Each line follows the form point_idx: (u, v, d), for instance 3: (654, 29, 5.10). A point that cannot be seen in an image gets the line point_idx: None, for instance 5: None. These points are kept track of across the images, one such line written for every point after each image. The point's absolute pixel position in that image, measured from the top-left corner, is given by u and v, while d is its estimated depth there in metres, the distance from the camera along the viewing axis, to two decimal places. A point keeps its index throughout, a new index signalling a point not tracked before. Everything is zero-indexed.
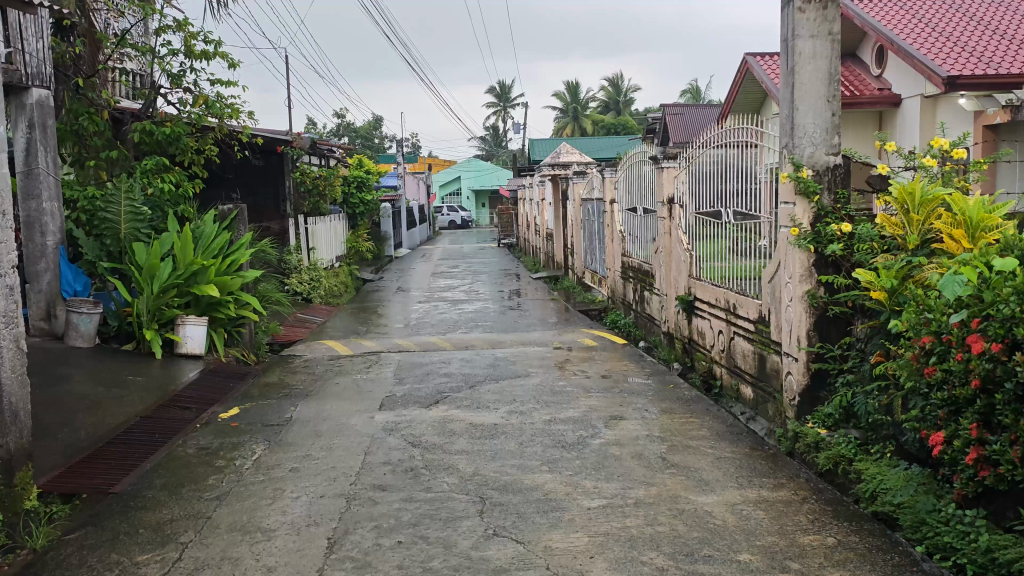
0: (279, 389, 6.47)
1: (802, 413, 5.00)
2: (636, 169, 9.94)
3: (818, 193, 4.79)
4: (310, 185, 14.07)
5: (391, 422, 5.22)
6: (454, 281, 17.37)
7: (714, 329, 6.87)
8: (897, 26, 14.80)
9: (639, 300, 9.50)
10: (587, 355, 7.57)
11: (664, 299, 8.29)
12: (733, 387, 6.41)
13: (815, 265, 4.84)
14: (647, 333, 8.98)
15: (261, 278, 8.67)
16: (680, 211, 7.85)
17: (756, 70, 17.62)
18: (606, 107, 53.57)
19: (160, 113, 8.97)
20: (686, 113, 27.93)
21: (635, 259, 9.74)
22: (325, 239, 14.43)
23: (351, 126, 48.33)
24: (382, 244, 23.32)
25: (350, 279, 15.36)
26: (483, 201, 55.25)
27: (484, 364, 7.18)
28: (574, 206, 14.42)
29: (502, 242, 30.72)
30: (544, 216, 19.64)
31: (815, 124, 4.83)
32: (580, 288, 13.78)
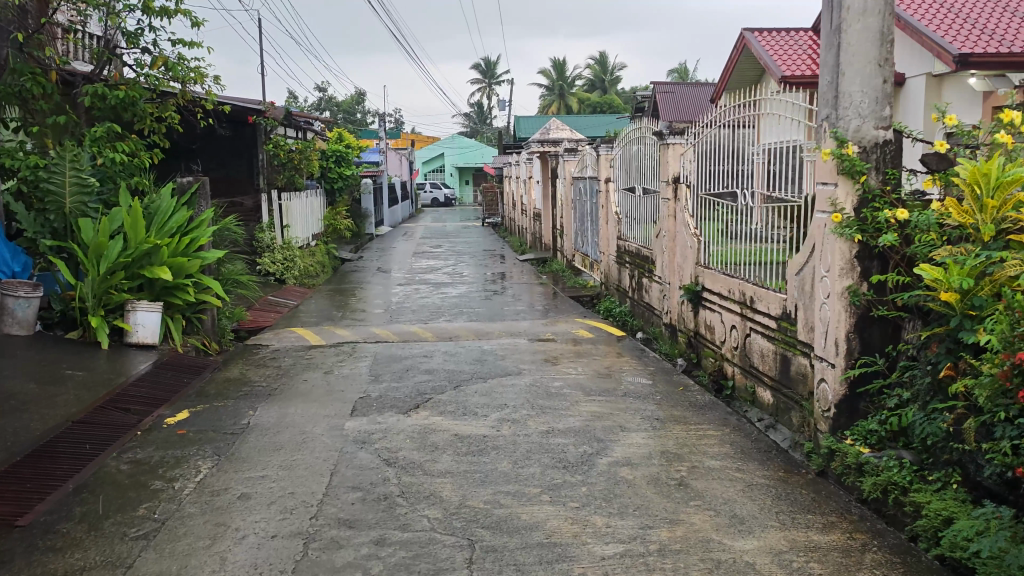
0: (240, 387, 5.74)
1: (837, 427, 4.34)
2: (634, 145, 9.22)
3: (864, 173, 4.09)
4: (285, 159, 13.08)
5: (364, 431, 4.52)
6: (437, 262, 16.62)
7: (725, 324, 6.20)
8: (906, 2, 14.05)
9: (637, 287, 8.81)
10: (583, 348, 6.88)
11: (666, 287, 7.62)
12: (748, 389, 5.75)
13: (858, 257, 4.15)
14: (646, 323, 8.32)
15: (226, 258, 7.90)
16: (687, 191, 7.16)
17: (755, 46, 16.89)
18: (593, 85, 52.70)
19: (114, 76, 8.15)
20: (677, 91, 27.21)
21: (633, 243, 9.05)
22: (300, 216, 13.65)
23: (332, 101, 47.18)
24: (362, 222, 22.54)
25: (327, 259, 14.61)
26: (467, 179, 54.41)
27: (470, 359, 6.47)
28: (564, 185, 13.67)
29: (486, 221, 29.96)
30: (531, 195, 18.89)
31: (863, 93, 4.13)
32: (570, 272, 13.11)
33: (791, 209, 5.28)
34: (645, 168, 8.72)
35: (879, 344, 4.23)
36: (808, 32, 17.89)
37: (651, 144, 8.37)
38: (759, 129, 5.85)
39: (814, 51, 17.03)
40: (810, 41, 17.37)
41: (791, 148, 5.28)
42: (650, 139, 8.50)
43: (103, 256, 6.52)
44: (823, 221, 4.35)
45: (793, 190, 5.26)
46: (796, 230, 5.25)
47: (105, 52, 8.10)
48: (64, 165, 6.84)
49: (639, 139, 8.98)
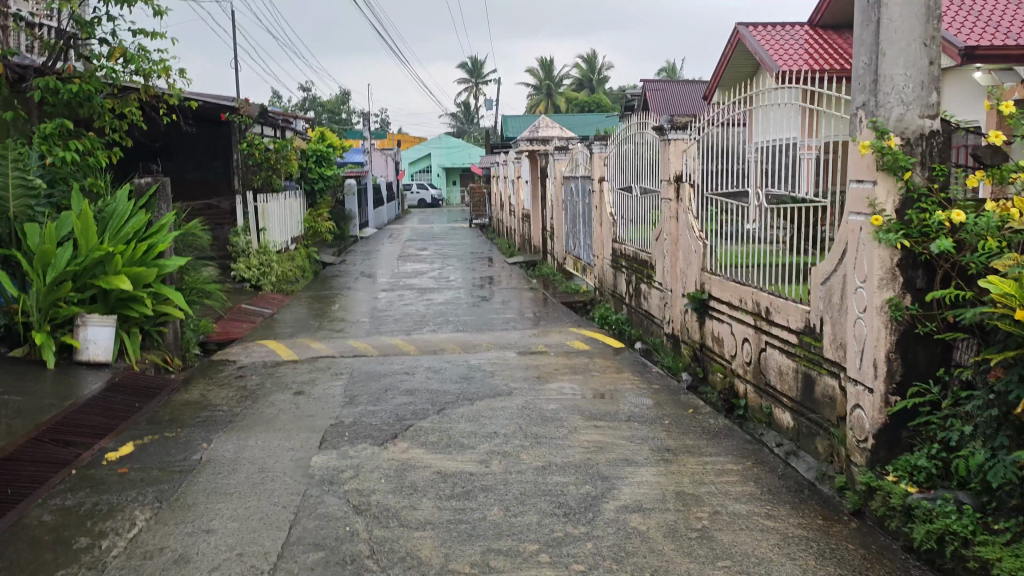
0: (198, 412, 5.13)
1: (875, 461, 3.79)
2: (631, 142, 8.67)
3: (909, 169, 3.55)
4: (261, 159, 12.26)
5: (333, 467, 3.93)
6: (423, 265, 16.05)
7: (735, 336, 5.65)
8: None
9: (635, 294, 8.25)
10: (579, 362, 6.32)
11: (668, 294, 7.06)
12: (762, 409, 5.20)
13: (901, 265, 3.60)
14: (646, 333, 7.77)
15: (189, 266, 7.28)
16: (690, 191, 6.59)
17: (749, 41, 16.37)
18: (580, 85, 52.21)
19: (69, 69, 7.51)
20: (668, 89, 26.72)
21: (630, 246, 8.49)
22: (277, 219, 13.03)
23: (317, 101, 46.47)
24: (345, 225, 21.91)
25: (307, 264, 14.00)
26: (454, 180, 53.82)
27: (455, 376, 5.89)
28: (555, 186, 13.11)
29: (474, 223, 29.36)
30: (520, 195, 18.37)
31: (907, 76, 3.58)
32: (561, 276, 12.56)
33: (790, 209, 4.99)
34: (642, 166, 8.19)
35: (925, 366, 3.68)
36: (803, 28, 17.41)
37: (650, 140, 7.81)
38: (762, 122, 5.41)
39: (810, 46, 16.51)
40: (805, 37, 16.86)
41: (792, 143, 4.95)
42: (648, 135, 7.94)
43: (50, 265, 5.90)
44: (859, 224, 3.80)
45: (790, 187, 4.98)
46: (797, 229, 4.95)
47: (59, 43, 7.47)
48: (7, 164, 6.19)
49: (635, 134, 8.43)
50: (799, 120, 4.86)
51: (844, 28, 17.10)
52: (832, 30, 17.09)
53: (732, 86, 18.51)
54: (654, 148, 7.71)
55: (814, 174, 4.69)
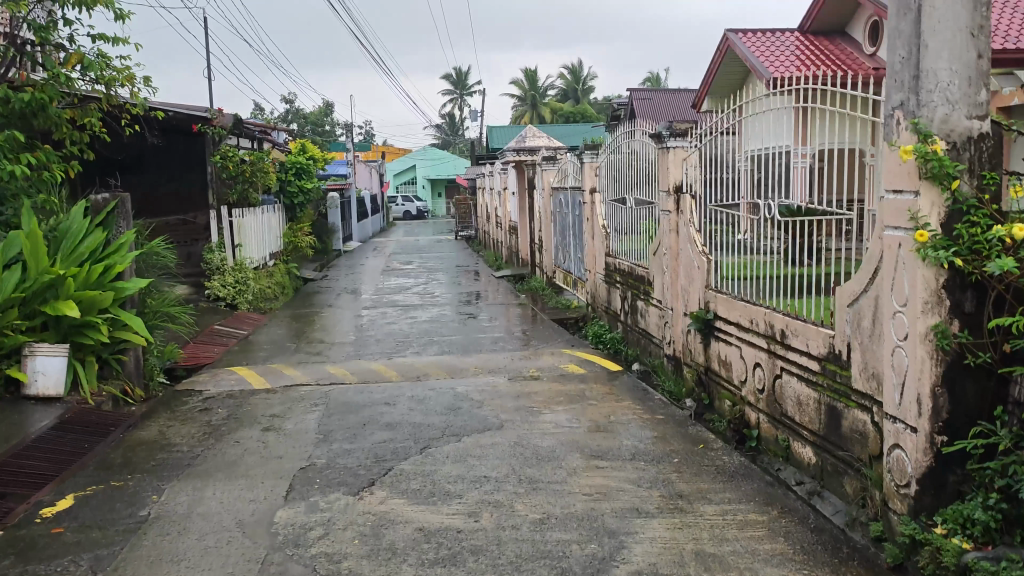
0: (153, 454, 4.61)
1: (919, 510, 3.32)
2: (625, 150, 8.21)
3: (958, 177, 3.10)
4: (236, 171, 11.63)
5: (300, 524, 3.43)
6: (407, 280, 15.56)
7: (745, 361, 5.18)
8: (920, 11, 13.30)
9: (632, 311, 7.78)
10: (575, 388, 5.85)
11: (668, 313, 6.59)
12: (778, 441, 4.73)
13: (948, 287, 3.14)
14: (644, 353, 7.31)
15: (152, 287, 6.75)
16: (691, 203, 6.13)
17: (739, 48, 16.00)
18: (565, 95, 51.94)
19: (21, 76, 7.01)
20: (654, 98, 26.40)
21: (624, 261, 8.04)
22: (255, 234, 12.50)
23: (301, 113, 45.85)
24: (327, 238, 21.38)
25: (287, 280, 13.50)
26: (440, 191, 53.39)
27: (440, 407, 5.39)
28: (543, 197, 12.66)
29: (460, 235, 28.86)
30: (507, 207, 17.89)
31: (952, 71, 3.13)
32: (551, 290, 12.11)
33: (784, 218, 4.79)
34: (639, 176, 7.72)
35: (976, 402, 3.22)
36: (794, 34, 17.10)
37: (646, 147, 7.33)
38: (769, 126, 5.01)
39: (801, 52, 16.21)
40: (796, 43, 16.51)
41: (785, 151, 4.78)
42: (645, 142, 7.46)
43: None
44: (898, 240, 3.34)
45: (783, 194, 4.81)
46: (791, 239, 4.77)
47: (11, 49, 6.97)
48: None
49: (630, 142, 7.97)
50: (815, 124, 4.46)
51: (835, 34, 16.77)
52: (822, 36, 16.79)
53: (722, 94, 18.14)
54: (651, 155, 7.24)
55: (805, 183, 4.55)
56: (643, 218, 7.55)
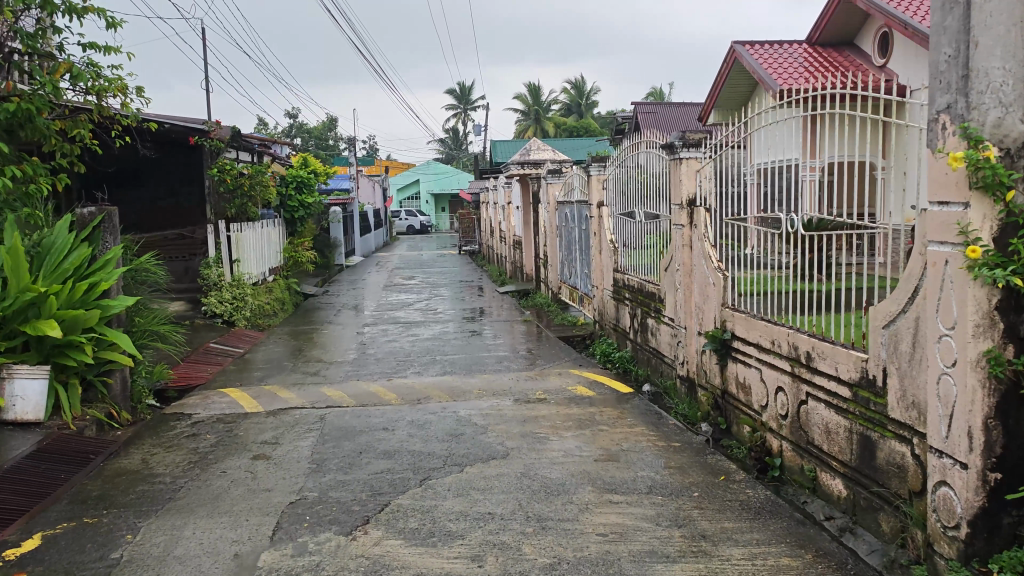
0: (134, 486, 4.30)
1: (971, 555, 3.01)
2: (632, 163, 7.97)
3: (1013, 187, 2.79)
4: (234, 184, 11.33)
5: (286, 569, 3.11)
6: (410, 295, 15.28)
7: (765, 385, 4.87)
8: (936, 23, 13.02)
9: (642, 330, 7.48)
10: (584, 412, 5.54)
11: (681, 331, 6.29)
12: (803, 471, 4.41)
13: (1001, 309, 2.83)
14: (655, 373, 7.00)
15: (141, 305, 6.45)
16: (706, 217, 5.83)
17: (747, 59, 15.76)
18: (569, 109, 51.83)
19: (7, 86, 6.75)
20: (659, 111, 26.19)
21: (634, 277, 7.75)
22: (254, 250, 12.23)
23: (304, 127, 45.75)
24: (329, 253, 21.13)
25: (286, 296, 13.23)
26: (443, 205, 53.24)
27: (441, 434, 5.09)
28: (548, 211, 12.39)
29: (464, 250, 28.61)
30: (511, 221, 17.63)
31: (1006, 70, 2.82)
32: (556, 306, 11.83)
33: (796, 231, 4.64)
34: (648, 190, 7.45)
35: None
36: (801, 45, 16.86)
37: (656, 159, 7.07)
38: (780, 136, 4.83)
39: (809, 64, 15.96)
40: (804, 55, 16.28)
41: (791, 163, 4.68)
42: (654, 155, 7.21)
43: None
44: (944, 256, 3.05)
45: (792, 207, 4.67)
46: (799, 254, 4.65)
47: None
48: None
49: (638, 154, 7.73)
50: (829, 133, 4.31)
51: (844, 46, 16.54)
52: (831, 48, 16.55)
53: (729, 106, 17.90)
54: (661, 167, 6.98)
55: (814, 195, 4.44)
56: (653, 232, 7.28)
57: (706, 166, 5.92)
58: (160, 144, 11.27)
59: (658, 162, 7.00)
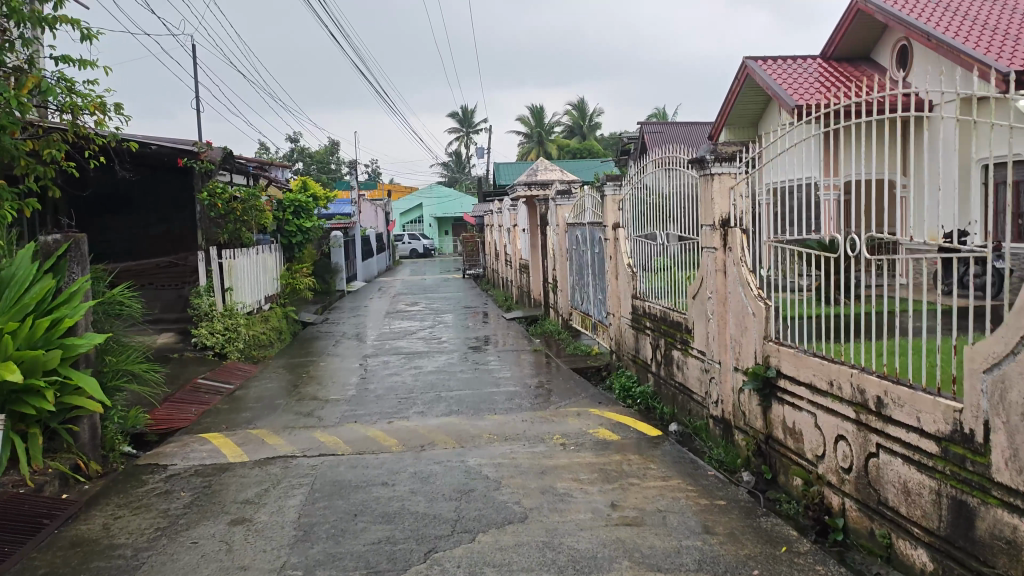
0: (88, 562, 3.65)
1: None
2: (654, 179, 7.38)
3: None
4: (226, 209, 10.55)
5: None
6: (412, 323, 14.66)
7: (821, 431, 4.23)
8: (958, 33, 12.56)
9: (666, 363, 6.85)
10: (610, 461, 4.90)
11: (713, 366, 5.66)
12: (874, 536, 3.76)
13: None
14: (683, 410, 6.36)
15: (112, 343, 5.83)
16: (742, 238, 5.23)
17: (760, 75, 15.22)
18: (572, 131, 51.44)
19: None
20: (666, 131, 25.67)
21: (657, 305, 7.14)
22: (250, 277, 11.62)
23: (305, 151, 45.38)
24: (329, 279, 20.54)
25: (283, 325, 12.62)
26: (446, 229, 52.78)
27: (449, 490, 4.44)
28: (558, 234, 11.79)
29: (468, 274, 28.01)
30: (517, 245, 17.02)
31: None
32: (568, 335, 11.21)
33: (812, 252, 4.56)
34: (676, 209, 6.80)
35: None
36: (815, 61, 16.34)
37: (685, 177, 6.42)
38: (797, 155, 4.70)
39: (824, 79, 15.43)
40: (819, 70, 15.74)
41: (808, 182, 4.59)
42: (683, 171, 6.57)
43: None
44: None
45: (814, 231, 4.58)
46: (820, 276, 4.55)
47: None
48: None
49: (661, 171, 7.12)
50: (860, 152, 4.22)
51: (860, 60, 16.00)
52: (846, 64, 16.03)
53: (740, 124, 17.35)
54: (691, 186, 6.35)
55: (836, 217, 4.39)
56: (681, 255, 6.65)
57: (746, 181, 5.27)
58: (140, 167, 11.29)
59: (688, 179, 6.36)
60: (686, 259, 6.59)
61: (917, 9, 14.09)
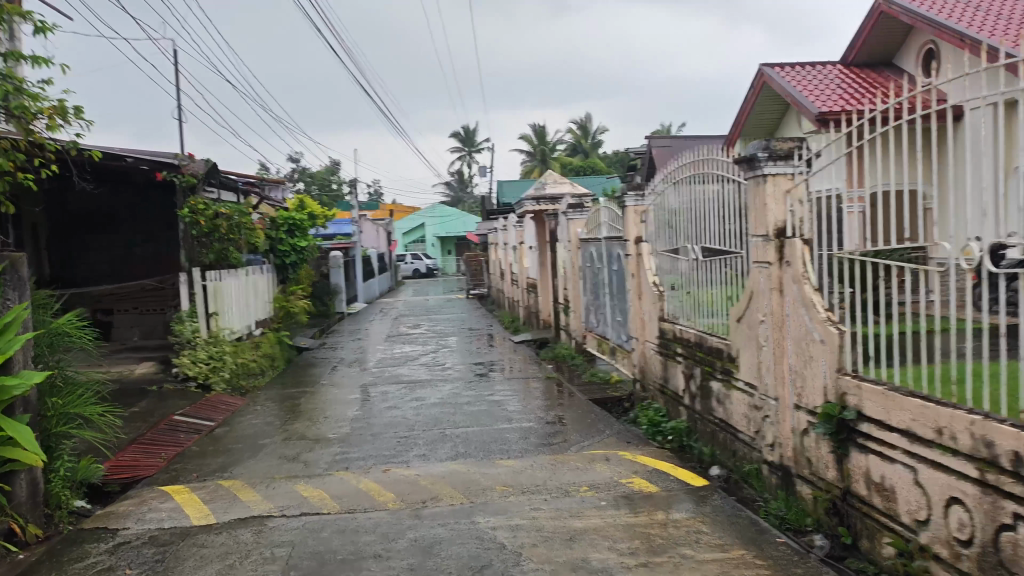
0: None
1: None
2: (684, 189, 6.56)
3: None
4: (210, 227, 9.59)
5: None
6: (414, 347, 13.81)
7: (925, 492, 3.37)
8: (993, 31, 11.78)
9: (702, 396, 5.99)
10: (650, 524, 4.03)
11: (766, 403, 4.80)
12: None
13: None
14: (727, 450, 5.50)
15: (58, 382, 4.97)
16: (804, 251, 4.38)
17: (778, 82, 14.43)
18: (575, 149, 50.77)
19: None
20: (675, 145, 24.90)
21: (691, 328, 6.28)
22: (240, 301, 10.74)
23: (306, 170, 44.70)
24: (328, 301, 19.70)
25: (275, 352, 11.78)
26: (450, 248, 52.05)
27: (458, 566, 3.58)
28: (569, 251, 10.95)
29: (472, 293, 27.16)
30: (524, 264, 16.17)
31: None
32: (582, 359, 10.37)
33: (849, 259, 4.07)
34: (715, 219, 5.93)
35: None
36: (834, 66, 15.58)
37: (728, 183, 5.55)
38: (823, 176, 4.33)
39: (846, 84, 14.66)
40: (840, 76, 14.96)
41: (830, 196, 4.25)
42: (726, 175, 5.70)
43: None
44: None
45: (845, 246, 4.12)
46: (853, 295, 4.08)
47: None
48: None
49: (693, 178, 6.30)
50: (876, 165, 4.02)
51: (881, 66, 15.25)
52: (868, 69, 15.28)
53: (756, 135, 16.59)
54: (736, 193, 5.49)
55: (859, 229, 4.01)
56: (723, 273, 5.78)
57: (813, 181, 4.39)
58: (128, 186, 11.86)
59: (732, 185, 5.49)
60: (727, 277, 5.73)
61: (945, 9, 13.31)
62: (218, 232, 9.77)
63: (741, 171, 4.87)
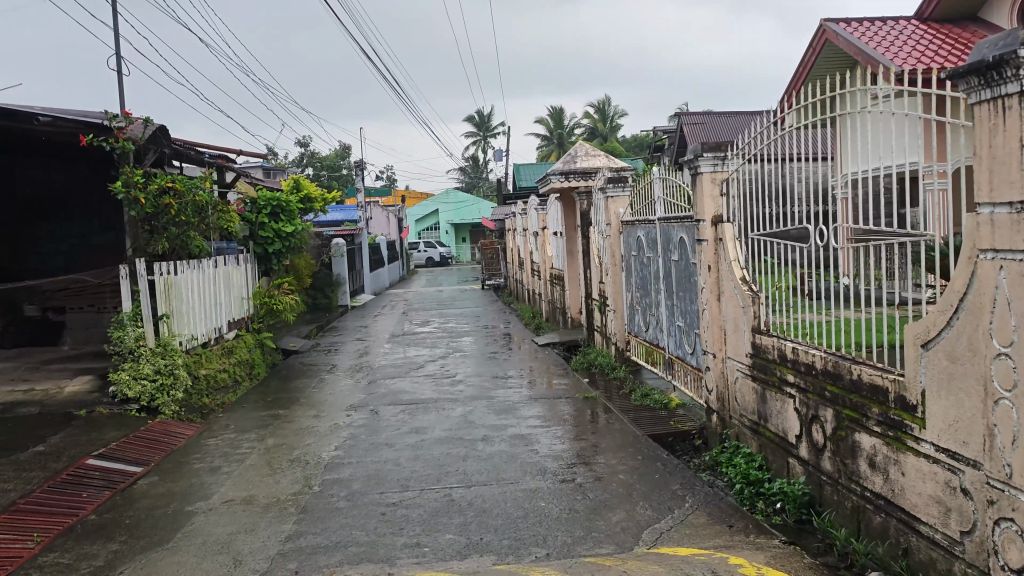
0: None
1: None
2: (825, 137, 4.45)
3: None
4: (157, 207, 7.55)
5: None
6: (422, 349, 11.82)
7: None
8: None
9: (835, 450, 3.97)
10: None
11: (1004, 494, 2.75)
12: None
13: None
14: (893, 548, 3.48)
15: None
16: None
17: (845, 39, 12.22)
18: (595, 131, 48.48)
19: None
20: (708, 121, 22.70)
21: (815, 349, 4.22)
22: (202, 296, 8.71)
23: (316, 156, 42.47)
24: (328, 295, 17.67)
25: (252, 358, 9.82)
26: (464, 235, 50.02)
27: None
28: (608, 237, 8.90)
29: (488, 284, 25.06)
30: (547, 252, 14.09)
31: None
32: (622, 371, 8.35)
33: None
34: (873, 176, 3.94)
35: None
36: (906, 20, 13.36)
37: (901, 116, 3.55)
38: None
39: (925, 39, 12.46)
40: (917, 32, 12.78)
41: None
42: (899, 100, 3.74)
43: None
44: None
45: None
46: None
47: None
48: None
49: (839, 119, 4.22)
50: None
51: (966, 22, 12.95)
52: (947, 23, 13.05)
53: None
54: (914, 130, 3.56)
55: None
56: (892, 261, 3.68)
57: None
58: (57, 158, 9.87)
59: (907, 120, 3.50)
60: (901, 270, 3.65)
61: None
62: (167, 213, 7.73)
63: (968, 92, 2.79)
